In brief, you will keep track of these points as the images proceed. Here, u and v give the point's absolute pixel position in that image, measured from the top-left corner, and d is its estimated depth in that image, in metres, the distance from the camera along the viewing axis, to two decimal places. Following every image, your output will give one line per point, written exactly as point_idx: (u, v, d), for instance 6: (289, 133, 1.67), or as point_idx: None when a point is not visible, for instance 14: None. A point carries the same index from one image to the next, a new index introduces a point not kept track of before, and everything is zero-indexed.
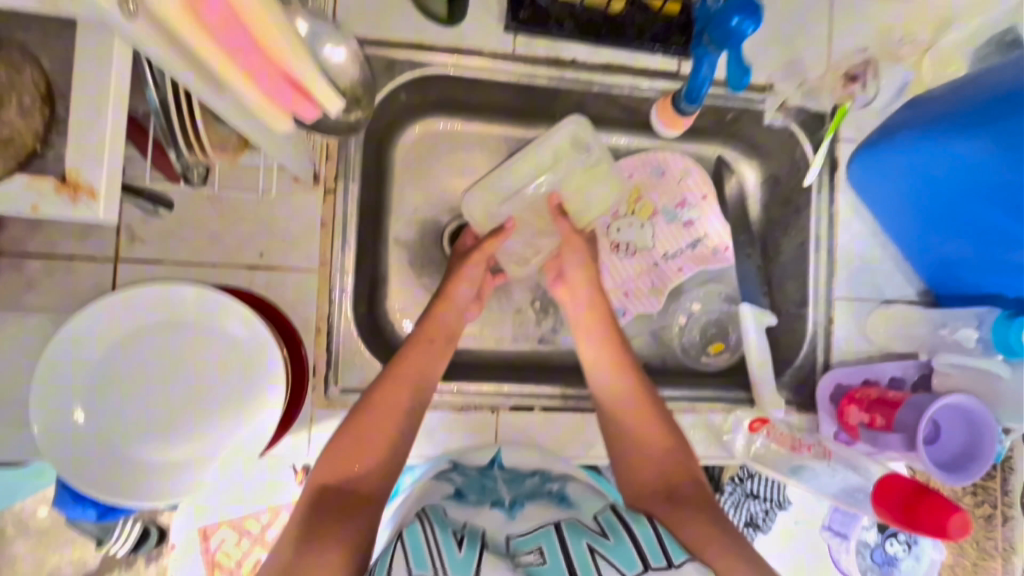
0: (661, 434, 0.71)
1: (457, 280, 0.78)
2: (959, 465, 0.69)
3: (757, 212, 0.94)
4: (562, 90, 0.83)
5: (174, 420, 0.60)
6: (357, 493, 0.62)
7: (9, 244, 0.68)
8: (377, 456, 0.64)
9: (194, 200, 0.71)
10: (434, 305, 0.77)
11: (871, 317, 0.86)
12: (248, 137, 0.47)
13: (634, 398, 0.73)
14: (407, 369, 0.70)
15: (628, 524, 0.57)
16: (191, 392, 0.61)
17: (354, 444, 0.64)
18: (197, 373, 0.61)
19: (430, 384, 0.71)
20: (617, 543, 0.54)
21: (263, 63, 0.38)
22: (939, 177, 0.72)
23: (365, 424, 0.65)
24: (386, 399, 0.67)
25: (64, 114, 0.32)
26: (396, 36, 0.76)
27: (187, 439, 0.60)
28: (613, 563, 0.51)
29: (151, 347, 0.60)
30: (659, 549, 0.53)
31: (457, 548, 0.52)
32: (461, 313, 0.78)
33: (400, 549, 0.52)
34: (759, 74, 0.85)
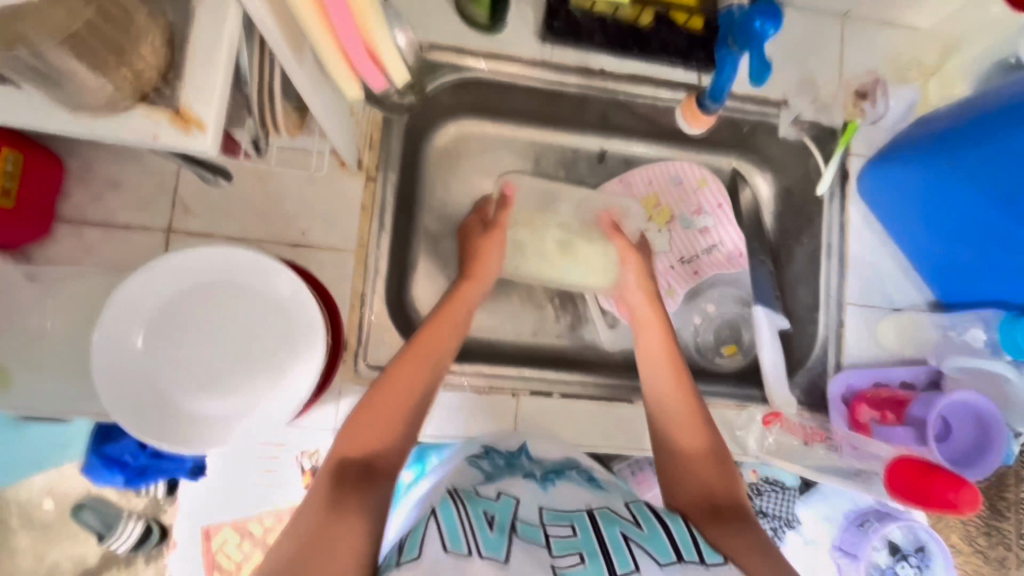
0: (716, 458, 0.69)
1: (478, 268, 0.80)
2: (971, 458, 0.74)
3: (771, 222, 0.95)
4: (590, 96, 0.89)
5: (218, 374, 0.64)
6: (374, 466, 0.60)
7: (72, 211, 0.73)
8: (395, 434, 0.63)
9: (245, 179, 0.76)
10: (460, 280, 0.79)
11: (882, 322, 0.89)
12: (316, 101, 0.52)
13: (687, 418, 0.72)
14: (423, 349, 0.70)
15: (661, 518, 0.57)
16: (235, 348, 0.65)
17: (371, 420, 0.63)
18: (242, 331, 0.65)
19: (444, 365, 0.71)
20: (651, 533, 0.54)
21: (352, 27, 0.44)
22: (959, 184, 0.75)
23: (380, 401, 0.64)
24: (401, 376, 0.67)
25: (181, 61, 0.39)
26: (440, 40, 0.83)
27: (229, 393, 0.65)
28: (648, 552, 0.51)
29: (205, 301, 0.64)
30: (693, 546, 0.52)
31: (489, 529, 0.53)
32: (489, 287, 0.79)
33: (434, 521, 0.52)
34: (775, 90, 0.91)
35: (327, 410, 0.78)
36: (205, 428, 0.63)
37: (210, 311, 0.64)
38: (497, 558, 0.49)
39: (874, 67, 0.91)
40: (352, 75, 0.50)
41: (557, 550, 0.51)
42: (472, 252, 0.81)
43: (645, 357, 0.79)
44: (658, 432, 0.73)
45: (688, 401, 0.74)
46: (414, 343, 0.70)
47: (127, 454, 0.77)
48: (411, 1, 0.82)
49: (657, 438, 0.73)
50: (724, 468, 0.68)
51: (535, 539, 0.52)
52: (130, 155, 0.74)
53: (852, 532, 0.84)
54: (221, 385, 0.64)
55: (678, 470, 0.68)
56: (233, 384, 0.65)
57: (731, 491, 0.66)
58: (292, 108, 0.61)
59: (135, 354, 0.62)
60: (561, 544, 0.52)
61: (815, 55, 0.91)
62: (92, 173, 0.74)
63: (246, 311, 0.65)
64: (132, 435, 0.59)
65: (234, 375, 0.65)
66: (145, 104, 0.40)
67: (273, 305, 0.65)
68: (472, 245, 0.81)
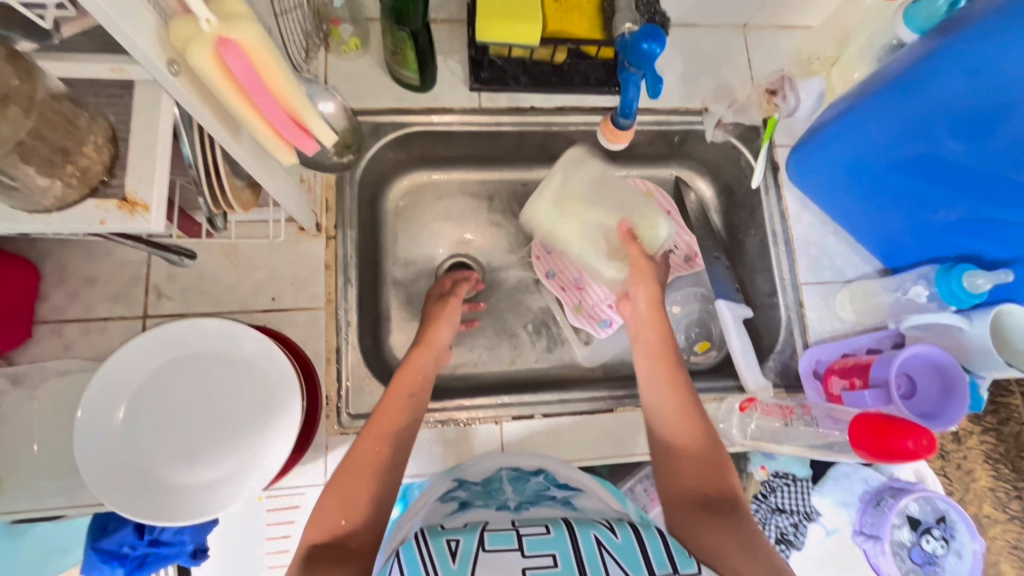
0: (708, 447, 0.70)
1: (439, 320, 0.85)
2: (941, 410, 0.77)
3: (718, 220, 1.05)
4: (524, 133, 0.95)
5: (196, 443, 0.67)
6: (345, 547, 0.61)
7: (51, 312, 0.77)
8: (360, 515, 0.63)
9: (213, 256, 0.81)
10: (412, 348, 0.81)
11: (840, 295, 0.93)
12: (256, 173, 0.56)
13: (680, 410, 0.73)
14: (384, 420, 0.71)
15: (637, 532, 0.55)
16: (211, 416, 0.68)
17: (336, 502, 0.64)
18: (217, 397, 0.68)
19: (406, 436, 0.72)
20: (624, 541, 0.52)
21: (276, 105, 0.48)
22: (881, 159, 0.80)
23: (341, 486, 0.65)
24: (363, 457, 0.68)
25: (123, 152, 0.43)
26: (377, 104, 0.90)
27: (209, 460, 0.66)
28: (619, 564, 0.49)
29: (178, 372, 0.67)
30: (665, 556, 0.51)
31: (452, 560, 0.50)
32: (439, 355, 0.82)
33: (395, 566, 0.50)
34: (696, 99, 0.98)
35: (314, 465, 0.79)
36: (190, 496, 0.65)
37: (189, 382, 0.68)
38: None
39: (781, 67, 0.99)
40: (286, 147, 0.54)
41: (529, 549, 0.51)
42: (430, 320, 0.86)
43: (643, 345, 0.81)
44: (653, 426, 0.75)
45: (679, 392, 0.74)
46: (369, 425, 0.71)
47: (125, 545, 0.76)
48: (347, 74, 0.90)
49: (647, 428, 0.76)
50: (714, 456, 0.69)
51: (508, 544, 0.52)
52: (101, 251, 0.79)
53: (871, 513, 0.93)
54: (206, 453, 0.67)
55: (671, 463, 0.70)
56: (217, 449, 0.67)
57: (725, 479, 0.68)
58: (246, 185, 0.66)
59: (119, 433, 0.64)
60: (534, 541, 0.52)
61: (724, 65, 0.99)
62: (67, 274, 0.78)
63: (223, 377, 0.68)
64: (123, 514, 0.61)
65: (219, 443, 0.67)
66: (95, 195, 0.42)
67: (246, 367, 0.69)
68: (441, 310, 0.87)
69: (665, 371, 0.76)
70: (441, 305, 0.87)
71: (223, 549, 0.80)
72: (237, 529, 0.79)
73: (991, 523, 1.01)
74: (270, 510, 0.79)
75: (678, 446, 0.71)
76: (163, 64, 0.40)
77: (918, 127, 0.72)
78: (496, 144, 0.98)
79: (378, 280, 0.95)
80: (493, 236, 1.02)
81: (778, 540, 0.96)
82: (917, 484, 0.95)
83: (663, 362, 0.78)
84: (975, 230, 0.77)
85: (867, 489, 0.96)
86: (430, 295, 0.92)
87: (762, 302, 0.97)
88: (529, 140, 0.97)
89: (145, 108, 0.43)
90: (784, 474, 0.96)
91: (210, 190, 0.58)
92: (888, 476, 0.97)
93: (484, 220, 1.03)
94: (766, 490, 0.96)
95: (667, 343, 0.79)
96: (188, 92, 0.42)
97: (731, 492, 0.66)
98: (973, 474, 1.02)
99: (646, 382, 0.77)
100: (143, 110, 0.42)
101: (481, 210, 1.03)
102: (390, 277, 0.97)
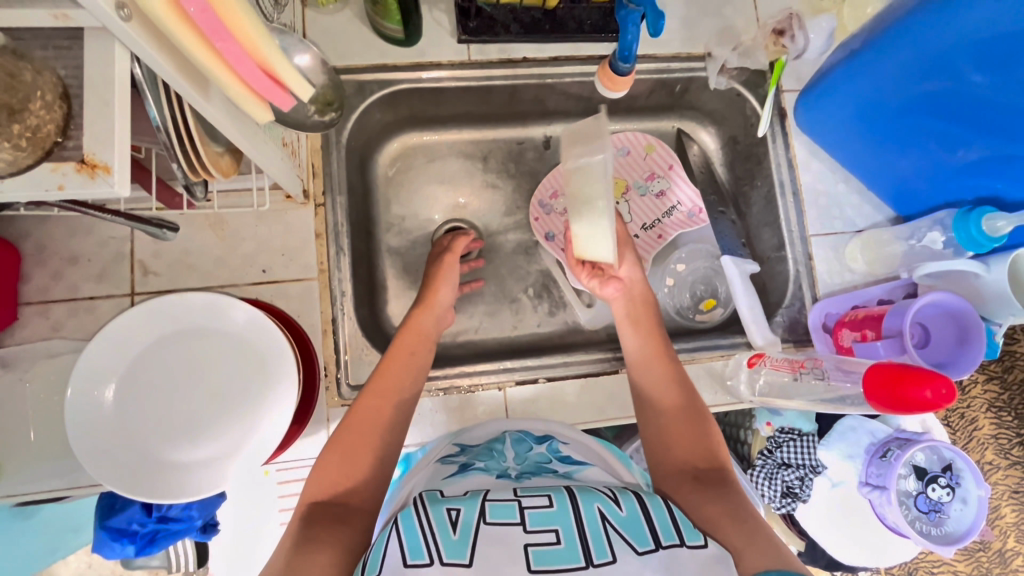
0: (696, 422, 0.69)
1: (433, 283, 0.82)
2: (955, 357, 0.76)
3: (723, 173, 1.02)
4: (517, 87, 0.90)
5: (178, 419, 0.65)
6: (345, 504, 0.59)
7: (35, 293, 0.74)
8: (360, 473, 0.62)
9: (199, 228, 0.78)
10: (413, 310, 0.80)
11: (850, 245, 0.90)
12: (232, 137, 0.52)
13: (671, 386, 0.73)
14: (386, 385, 0.69)
15: (643, 502, 0.52)
16: (194, 390, 0.66)
17: (336, 459, 0.62)
18: (201, 371, 0.66)
19: (408, 397, 0.70)
20: (630, 514, 0.50)
21: (243, 54, 0.44)
22: (900, 98, 0.75)
23: (342, 443, 0.63)
24: (367, 414, 0.66)
25: (78, 110, 0.39)
26: (360, 61, 0.84)
27: (192, 438, 0.65)
28: (624, 538, 0.47)
29: (156, 346, 0.65)
30: (671, 527, 0.49)
31: (452, 531, 0.48)
32: (441, 317, 0.81)
33: (393, 532, 0.48)
34: (699, 43, 0.92)
35: (316, 438, 0.78)
36: (189, 475, 0.64)
37: (180, 358, 0.66)
38: (462, 563, 0.45)
39: (789, 4, 0.92)
40: (259, 102, 0.50)
41: (532, 524, 0.49)
42: (429, 280, 0.84)
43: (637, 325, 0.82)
44: (643, 404, 0.74)
45: (670, 368, 0.76)
46: (371, 382, 0.69)
47: (134, 522, 0.78)
48: (326, 29, 0.84)
49: (639, 411, 0.74)
50: (700, 429, 0.68)
51: (510, 518, 0.49)
52: (82, 227, 0.76)
53: (877, 465, 0.92)
54: (202, 430, 0.66)
55: (661, 439, 0.68)
56: (212, 428, 0.66)
57: (716, 455, 0.66)
58: (225, 151, 0.63)
59: (110, 413, 0.62)
60: (536, 516, 0.49)
61: (728, 5, 0.92)
62: (47, 253, 0.75)
63: (214, 352, 0.67)
64: (120, 493, 0.60)
65: (214, 419, 0.66)
66: (50, 159, 0.38)
67: (233, 341, 0.67)
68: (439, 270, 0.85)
69: (654, 347, 0.78)
70: (437, 264, 0.84)
71: (232, 526, 0.79)
72: (245, 503, 0.79)
73: (993, 469, 1.02)
74: (280, 483, 0.79)
75: (670, 420, 0.70)
76: (111, 8, 0.36)
77: (936, 61, 0.67)
78: (487, 100, 0.93)
79: (373, 248, 0.92)
80: (488, 198, 0.99)
81: (785, 493, 0.96)
82: (922, 434, 0.95)
83: (652, 340, 0.79)
84: (993, 170, 0.74)
85: (872, 441, 0.95)
86: (432, 251, 0.89)
87: (769, 256, 0.94)
88: (523, 93, 0.92)
89: (97, 59, 0.38)
90: (790, 429, 0.95)
91: (183, 156, 0.54)
92: (893, 427, 0.96)
93: (479, 183, 0.99)
94: (772, 446, 0.96)
95: (653, 320, 0.82)
96: (144, 40, 0.38)
97: (723, 468, 0.64)
98: (978, 422, 1.01)
99: (635, 361, 0.78)
100: (97, 63, 0.38)
101: (475, 172, 0.99)
102: (384, 245, 0.94)
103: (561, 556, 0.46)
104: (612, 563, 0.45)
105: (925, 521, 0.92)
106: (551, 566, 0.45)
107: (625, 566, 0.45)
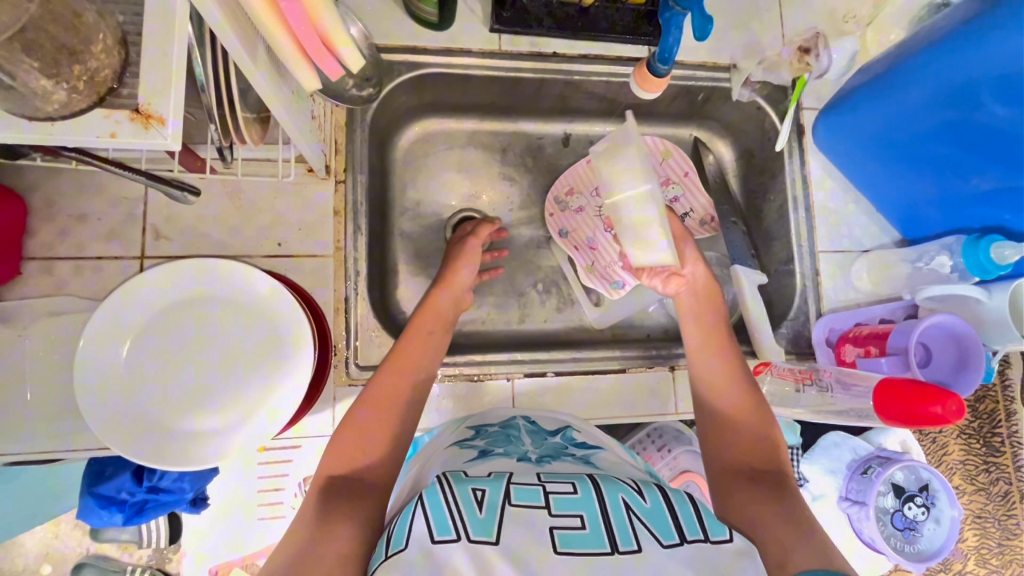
0: (759, 419, 0.69)
1: (457, 264, 0.82)
2: (954, 378, 0.79)
3: (736, 184, 1.03)
4: (544, 81, 0.90)
5: (188, 387, 0.64)
6: (361, 483, 0.58)
7: (40, 248, 0.72)
8: (376, 451, 0.61)
9: (216, 195, 0.76)
10: (432, 287, 0.79)
11: (860, 262, 0.92)
12: (269, 101, 0.51)
13: (736, 390, 0.71)
14: (407, 362, 0.69)
15: (667, 496, 0.52)
16: (205, 358, 0.65)
17: (355, 436, 0.61)
18: (215, 338, 0.65)
19: (427, 377, 0.69)
20: (654, 506, 0.50)
21: (303, 18, 0.45)
22: (924, 125, 0.76)
23: (363, 418, 0.63)
24: (384, 390, 0.65)
25: (134, 59, 0.38)
26: (391, 40, 0.84)
27: (200, 406, 0.64)
28: (649, 530, 0.47)
29: (172, 309, 0.64)
30: (696, 520, 0.49)
31: (478, 509, 0.48)
32: (461, 297, 0.80)
33: (418, 508, 0.48)
34: (725, 54, 0.93)
35: (322, 417, 0.77)
36: (195, 444, 0.63)
37: (193, 327, 0.65)
38: (488, 540, 0.45)
39: (815, 24, 0.94)
40: (309, 71, 0.51)
41: (557, 509, 0.49)
42: (450, 259, 0.83)
43: (695, 320, 0.81)
44: (703, 405, 0.73)
45: (731, 365, 0.74)
46: (392, 358, 0.69)
47: (124, 492, 0.76)
48: (359, 5, 0.83)
49: (696, 402, 0.74)
50: (765, 429, 0.68)
51: (534, 501, 0.50)
52: (92, 185, 0.74)
53: (857, 481, 0.94)
54: (213, 400, 0.65)
55: (719, 434, 0.69)
56: (221, 398, 0.65)
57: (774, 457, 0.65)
58: (256, 118, 0.62)
59: (121, 372, 0.61)
60: (562, 501, 0.50)
61: (757, 18, 0.93)
62: (55, 208, 0.73)
63: (228, 321, 0.66)
64: (129, 458, 0.59)
65: (226, 389, 0.65)
66: (103, 105, 0.38)
67: (254, 309, 0.66)
68: (461, 250, 0.84)
69: (716, 343, 0.77)
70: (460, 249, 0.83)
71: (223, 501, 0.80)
72: (236, 483, 0.79)
73: (961, 493, 1.05)
74: (264, 464, 0.78)
75: (732, 423, 0.69)
76: None
77: (957, 94, 0.69)
78: (513, 92, 0.93)
79: (386, 230, 0.91)
80: (504, 191, 0.99)
81: None
82: (903, 454, 0.97)
83: (714, 337, 0.79)
84: (1002, 201, 0.76)
85: (854, 457, 0.98)
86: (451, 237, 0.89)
87: (776, 269, 0.95)
88: (549, 87, 0.92)
89: (159, 8, 0.38)
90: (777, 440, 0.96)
91: (219, 118, 0.54)
92: (876, 446, 0.99)
93: (495, 175, 0.99)
94: None
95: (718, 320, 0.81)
96: None
97: (779, 472, 0.63)
98: (953, 446, 1.05)
99: (694, 354, 0.78)
100: (158, 13, 0.38)
101: (493, 163, 0.99)
102: (398, 229, 0.93)
103: (586, 540, 0.46)
104: (637, 552, 0.45)
105: (898, 538, 0.94)
106: (574, 550, 0.45)
107: (650, 557, 0.45)
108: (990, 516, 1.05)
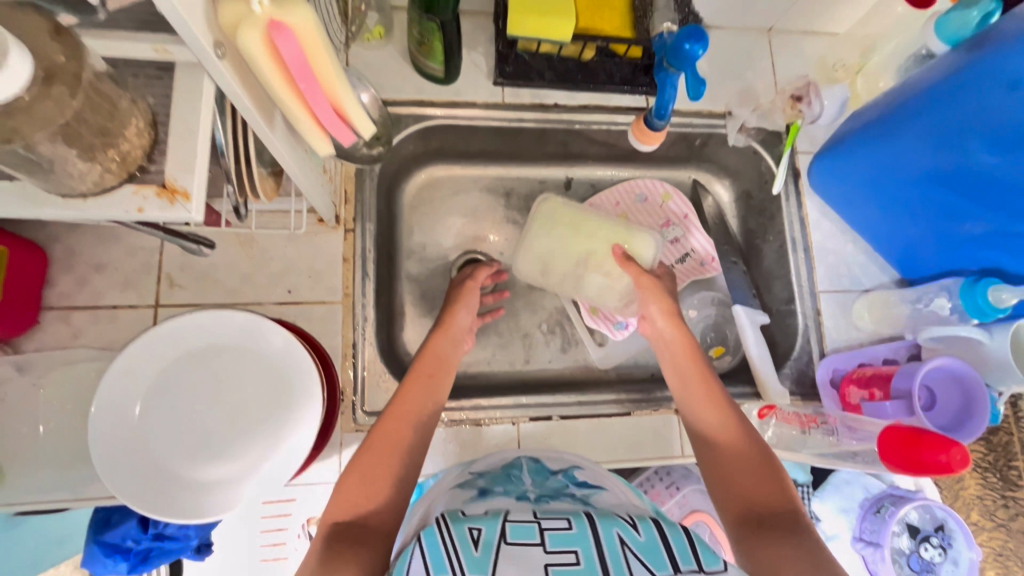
0: (760, 456, 0.67)
1: (456, 308, 0.83)
2: (959, 422, 0.79)
3: (735, 224, 1.05)
4: (545, 129, 0.94)
5: (200, 437, 0.65)
6: (366, 527, 0.58)
7: (58, 298, 0.74)
8: (379, 495, 0.61)
9: (229, 244, 0.79)
10: (431, 332, 0.80)
11: (859, 301, 0.93)
12: (284, 162, 0.54)
13: (728, 431, 0.70)
14: (407, 409, 0.69)
15: (663, 530, 0.52)
16: (216, 408, 0.67)
17: (359, 482, 0.62)
18: (225, 387, 0.67)
19: (429, 419, 0.70)
20: (649, 540, 0.50)
21: (320, 94, 0.49)
22: (917, 171, 0.78)
23: (365, 462, 0.63)
24: (385, 438, 0.66)
25: (162, 138, 0.41)
26: (398, 95, 0.88)
27: (213, 454, 0.65)
28: (643, 562, 0.47)
29: (184, 359, 0.66)
30: (690, 552, 0.48)
31: (474, 548, 0.48)
32: (459, 339, 0.81)
33: (417, 549, 0.49)
34: (720, 102, 0.96)
35: (330, 462, 0.78)
36: (206, 495, 0.63)
37: (204, 377, 0.67)
38: None
39: (805, 72, 0.98)
40: (323, 136, 0.54)
41: (552, 546, 0.49)
42: (449, 304, 0.85)
43: (673, 363, 0.80)
44: (703, 449, 0.71)
45: (722, 407, 0.72)
46: (394, 404, 0.69)
47: (128, 539, 0.75)
48: (369, 63, 0.87)
49: (698, 450, 0.72)
50: (767, 468, 0.66)
51: (531, 539, 0.50)
52: (111, 237, 0.76)
53: (871, 520, 0.93)
54: (225, 450, 0.66)
55: (726, 479, 0.67)
56: (231, 447, 0.66)
57: (783, 491, 0.63)
58: (269, 173, 0.65)
59: (134, 425, 0.62)
60: (556, 538, 0.50)
61: (750, 68, 0.97)
62: (75, 259, 0.76)
63: (238, 369, 0.67)
64: (136, 507, 0.59)
65: (236, 438, 0.66)
66: (132, 182, 0.41)
67: (264, 358, 0.67)
68: (460, 295, 0.86)
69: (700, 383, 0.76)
70: (458, 296, 0.85)
71: (225, 548, 0.79)
72: (239, 527, 0.78)
73: (977, 530, 1.03)
74: (268, 504, 0.78)
75: (730, 464, 0.67)
76: (213, 50, 0.38)
77: (947, 137, 0.72)
78: (516, 140, 0.96)
79: (394, 274, 0.93)
80: (508, 233, 1.01)
81: None
82: (916, 493, 0.96)
83: (697, 377, 0.77)
84: (999, 243, 0.77)
85: (866, 496, 0.97)
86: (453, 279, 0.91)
87: (777, 308, 0.97)
88: (550, 135, 0.95)
89: (187, 93, 0.41)
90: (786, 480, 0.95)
91: (238, 178, 0.56)
92: (890, 484, 0.97)
93: (500, 217, 1.01)
94: None
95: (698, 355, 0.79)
96: (231, 78, 0.40)
97: (789, 506, 0.62)
98: (968, 482, 1.03)
99: (683, 400, 0.76)
100: (187, 99, 0.41)
101: (497, 207, 1.01)
102: (405, 271, 0.95)
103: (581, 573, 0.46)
104: None
105: None
106: None
107: None
108: (1012, 554, 1.01)
